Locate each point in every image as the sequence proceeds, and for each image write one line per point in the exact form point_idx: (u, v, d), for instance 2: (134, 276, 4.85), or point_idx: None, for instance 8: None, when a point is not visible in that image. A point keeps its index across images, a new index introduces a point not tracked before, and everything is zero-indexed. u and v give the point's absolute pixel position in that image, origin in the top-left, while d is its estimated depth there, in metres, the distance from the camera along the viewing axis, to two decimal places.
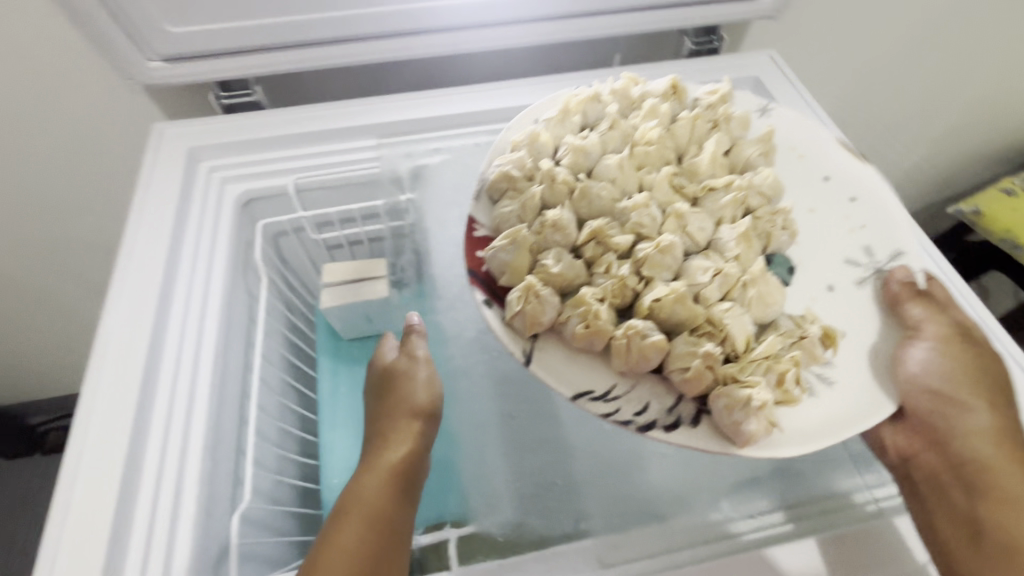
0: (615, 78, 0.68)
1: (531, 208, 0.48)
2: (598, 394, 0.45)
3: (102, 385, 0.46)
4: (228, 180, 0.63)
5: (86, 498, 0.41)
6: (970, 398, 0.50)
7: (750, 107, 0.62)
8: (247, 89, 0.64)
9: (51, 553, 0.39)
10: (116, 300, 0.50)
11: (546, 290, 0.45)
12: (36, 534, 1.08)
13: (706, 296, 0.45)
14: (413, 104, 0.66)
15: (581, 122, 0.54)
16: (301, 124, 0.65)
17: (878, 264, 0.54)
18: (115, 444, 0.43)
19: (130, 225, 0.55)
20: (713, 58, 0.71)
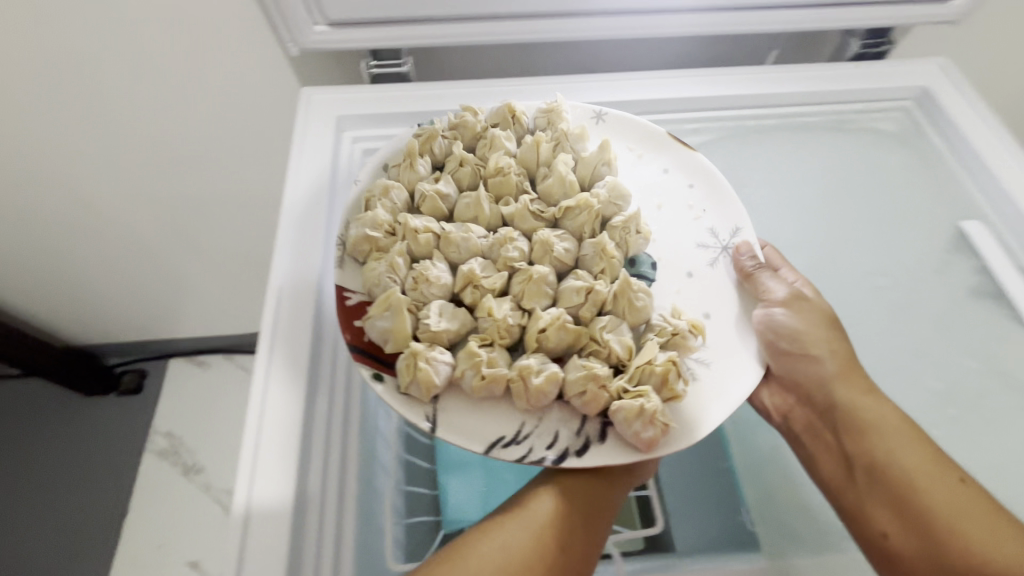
0: (776, 76, 0.63)
1: (401, 265, 0.45)
2: (509, 438, 0.41)
3: (281, 327, 0.49)
4: (370, 153, 0.63)
5: (271, 436, 0.44)
6: (814, 339, 0.49)
7: (585, 116, 0.57)
8: (396, 59, 0.62)
9: (246, 483, 0.43)
10: (285, 247, 0.52)
11: (436, 350, 0.42)
12: (118, 467, 1.13)
13: (585, 315, 0.45)
14: (563, 86, 0.63)
15: (430, 160, 0.52)
16: (448, 100, 0.62)
17: (724, 243, 0.51)
18: (293, 389, 0.46)
19: (291, 182, 0.55)
20: (879, 63, 0.66)
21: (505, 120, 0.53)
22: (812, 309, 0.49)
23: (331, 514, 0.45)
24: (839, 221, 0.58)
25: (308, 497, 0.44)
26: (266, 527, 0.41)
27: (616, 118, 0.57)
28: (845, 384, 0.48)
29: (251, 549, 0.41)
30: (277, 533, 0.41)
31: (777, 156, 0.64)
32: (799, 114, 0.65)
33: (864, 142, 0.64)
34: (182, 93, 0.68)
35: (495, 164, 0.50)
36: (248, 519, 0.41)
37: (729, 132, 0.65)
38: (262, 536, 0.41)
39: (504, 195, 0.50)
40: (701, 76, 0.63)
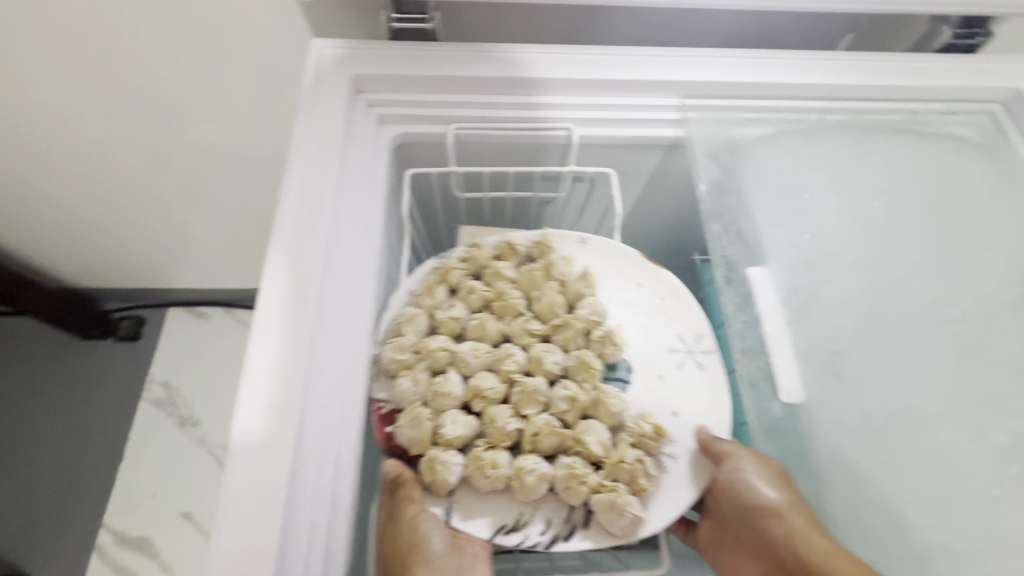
0: (847, 64, 0.56)
1: (422, 379, 0.46)
2: (509, 524, 0.43)
3: (287, 267, 0.43)
4: (386, 118, 0.56)
5: (273, 361, 0.40)
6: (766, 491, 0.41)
7: (570, 242, 0.56)
8: (422, 13, 0.54)
9: (247, 410, 0.38)
10: (294, 190, 0.46)
11: (450, 451, 0.43)
12: (112, 414, 1.11)
13: (570, 421, 0.45)
14: (607, 58, 0.56)
15: (446, 287, 0.52)
16: (475, 63, 0.55)
17: (693, 350, 0.50)
18: (304, 317, 0.42)
19: (301, 125, 0.49)
20: (968, 57, 0.57)
21: (505, 252, 0.54)
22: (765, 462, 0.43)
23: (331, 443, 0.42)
24: (908, 238, 0.52)
25: (307, 438, 0.40)
26: (259, 466, 0.37)
27: (598, 243, 0.56)
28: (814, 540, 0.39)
29: (244, 488, 0.37)
30: (273, 475, 0.37)
31: (844, 156, 0.56)
32: (868, 109, 0.58)
33: (936, 148, 0.57)
34: (166, 28, 0.59)
35: (497, 289, 0.51)
36: (242, 458, 0.37)
37: (791, 124, 0.57)
38: (259, 477, 0.37)
39: (503, 316, 0.50)
40: (765, 57, 0.56)
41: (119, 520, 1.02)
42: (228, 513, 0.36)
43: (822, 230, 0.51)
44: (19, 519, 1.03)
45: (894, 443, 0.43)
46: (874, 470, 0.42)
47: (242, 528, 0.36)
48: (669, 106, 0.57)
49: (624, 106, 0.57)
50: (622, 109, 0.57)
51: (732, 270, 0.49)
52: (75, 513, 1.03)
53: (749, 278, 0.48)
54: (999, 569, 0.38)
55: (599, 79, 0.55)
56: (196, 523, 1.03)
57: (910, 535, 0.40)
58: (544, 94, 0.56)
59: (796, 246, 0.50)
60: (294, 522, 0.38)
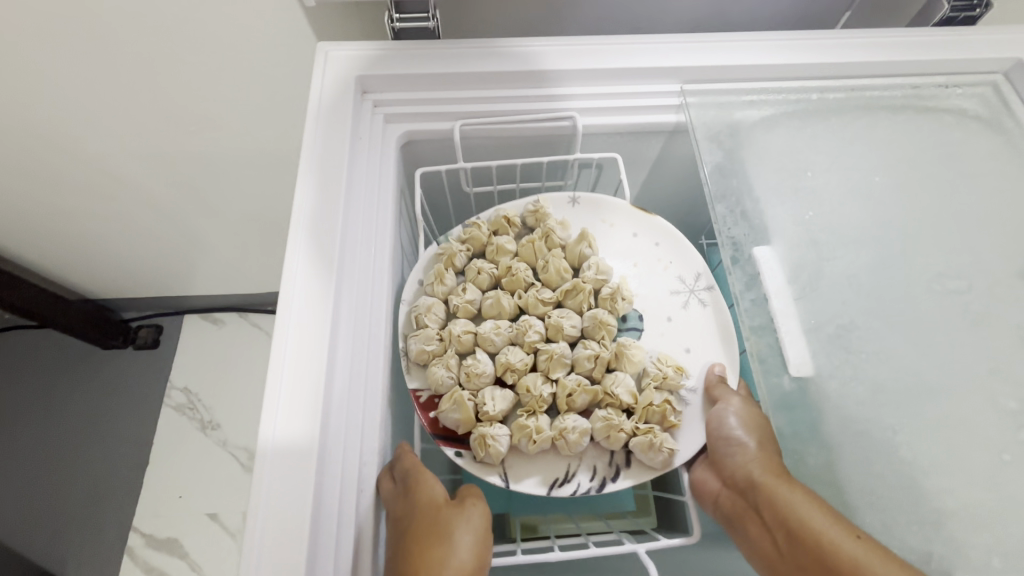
0: (842, 41, 0.57)
1: (454, 363, 0.48)
2: (560, 477, 0.45)
3: (305, 274, 0.44)
4: (390, 117, 0.58)
5: (298, 359, 0.41)
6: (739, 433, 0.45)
7: (561, 203, 0.59)
8: (423, 12, 0.56)
9: (275, 410, 0.40)
10: (305, 201, 0.47)
11: (497, 425, 0.45)
12: (136, 420, 1.14)
13: (597, 376, 0.48)
14: (604, 47, 0.57)
15: (453, 270, 0.53)
16: (475, 59, 0.56)
17: (694, 289, 0.54)
18: (323, 314, 0.43)
19: (309, 132, 0.50)
20: (968, 30, 0.58)
21: (502, 227, 0.56)
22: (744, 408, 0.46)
23: (354, 436, 0.43)
24: (911, 211, 0.52)
25: (330, 440, 0.41)
26: (291, 464, 0.38)
27: (590, 201, 0.59)
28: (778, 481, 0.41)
29: (272, 492, 0.38)
30: (303, 467, 0.38)
31: (844, 134, 0.57)
32: (865, 86, 0.58)
33: (936, 122, 0.57)
34: (169, 41, 0.61)
35: (504, 264, 0.53)
36: (274, 456, 0.39)
37: (789, 106, 0.58)
38: (286, 479, 0.38)
39: (515, 289, 0.52)
40: (762, 40, 0.57)
41: (147, 523, 1.05)
42: (258, 516, 0.37)
43: (826, 207, 0.52)
44: (52, 525, 1.06)
45: (903, 413, 0.43)
46: (883, 440, 0.42)
47: (272, 530, 0.37)
48: (668, 93, 0.58)
49: (624, 94, 0.58)
50: (622, 98, 0.58)
51: (739, 250, 0.50)
52: (105, 519, 1.06)
53: (756, 259, 0.49)
54: (1014, 533, 0.39)
55: (597, 68, 0.56)
56: (223, 523, 1.05)
57: (923, 501, 0.40)
58: (543, 86, 0.57)
59: (799, 224, 0.51)
60: (321, 522, 0.39)
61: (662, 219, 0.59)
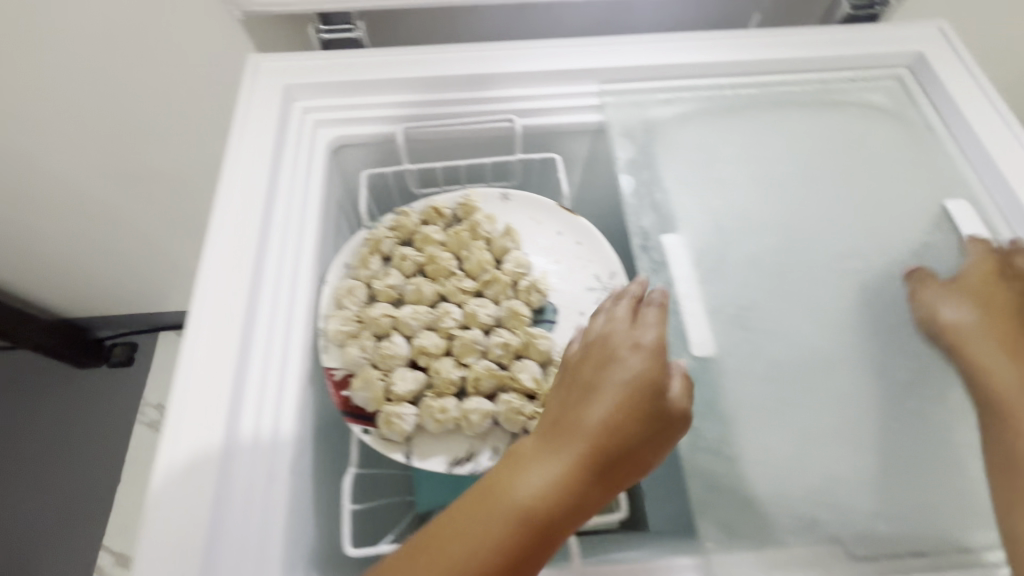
0: (745, 41, 0.61)
1: (369, 344, 0.50)
2: (461, 457, 0.48)
3: (219, 277, 0.46)
4: (321, 124, 0.60)
5: (207, 346, 0.43)
6: (937, 309, 0.46)
7: (490, 198, 0.62)
8: (348, 23, 0.59)
9: (181, 395, 0.40)
10: (223, 211, 0.49)
11: (404, 404, 0.48)
12: (106, 437, 1.14)
13: (506, 362, 0.50)
14: (521, 53, 0.60)
15: (379, 256, 0.55)
16: (403, 67, 0.59)
17: (609, 287, 0.57)
18: (234, 305, 0.45)
19: (235, 139, 0.53)
20: (869, 28, 0.62)
21: (431, 217, 0.58)
22: (994, 289, 0.46)
23: (268, 419, 0.44)
24: (819, 197, 0.54)
25: (240, 424, 0.42)
26: (195, 446, 0.39)
27: (519, 198, 0.62)
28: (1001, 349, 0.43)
29: (172, 495, 0.37)
30: (208, 449, 0.39)
31: (755, 126, 0.59)
32: (774, 82, 0.61)
33: (846, 113, 0.60)
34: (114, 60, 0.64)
35: (428, 253, 0.55)
36: (177, 440, 0.39)
37: (707, 104, 0.60)
38: (188, 479, 0.38)
39: (438, 277, 0.54)
40: (670, 43, 0.60)
41: (116, 540, 1.05)
42: (158, 504, 0.37)
43: (734, 196, 0.54)
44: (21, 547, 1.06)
45: (797, 389, 0.45)
46: (778, 421, 0.44)
47: (173, 513, 0.37)
48: (589, 94, 0.61)
49: (549, 96, 0.61)
50: (547, 99, 0.61)
51: (648, 239, 0.52)
52: (74, 538, 1.06)
53: (664, 245, 0.51)
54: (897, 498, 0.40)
55: (516, 71, 0.59)
56: None
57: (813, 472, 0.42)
58: (471, 89, 0.60)
59: (707, 216, 0.53)
60: (225, 523, 0.38)
61: (586, 220, 0.61)
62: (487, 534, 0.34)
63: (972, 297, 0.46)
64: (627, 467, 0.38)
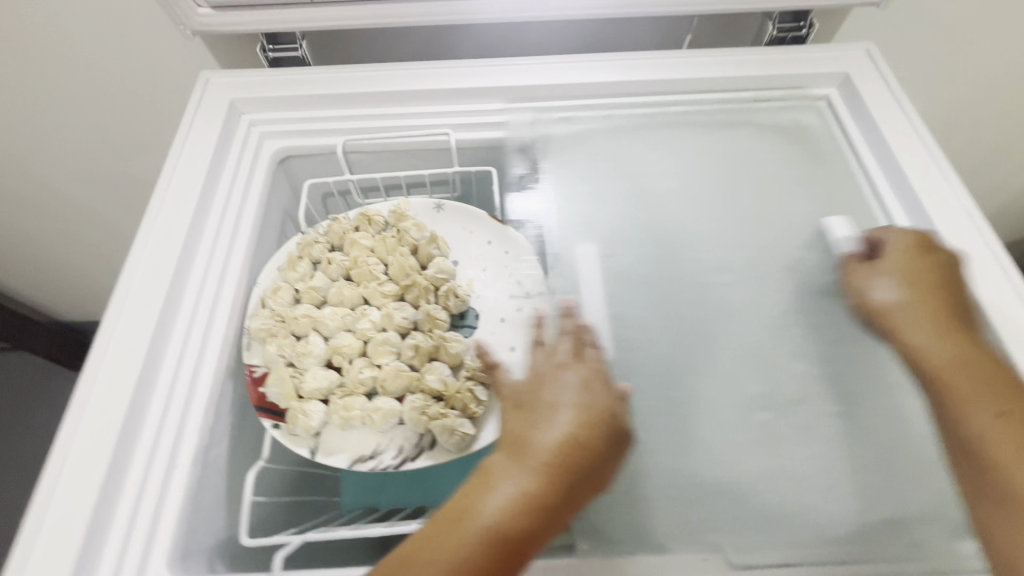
0: (672, 61, 0.63)
1: (287, 342, 0.52)
2: (366, 454, 0.49)
3: (140, 280, 0.49)
4: (267, 136, 0.63)
5: (121, 339, 0.46)
6: (868, 291, 0.48)
7: (425, 208, 0.64)
8: (293, 43, 0.63)
9: (90, 383, 0.44)
10: (154, 219, 0.52)
11: (311, 402, 0.50)
12: None
13: (417, 364, 0.51)
14: (457, 71, 0.63)
15: (309, 260, 0.58)
16: (345, 84, 0.63)
17: (531, 294, 0.58)
18: (151, 302, 0.48)
19: (176, 148, 0.57)
20: (797, 48, 0.63)
21: (363, 223, 0.60)
22: (921, 262, 0.47)
23: (176, 410, 0.46)
24: (733, 211, 0.55)
25: (143, 413, 0.45)
26: (95, 431, 0.42)
27: (453, 208, 0.64)
28: (934, 323, 0.44)
29: (61, 481, 0.40)
30: (106, 434, 0.42)
31: (680, 142, 0.61)
32: (703, 102, 0.63)
33: (769, 132, 0.61)
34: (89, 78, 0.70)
35: (355, 257, 0.57)
36: (78, 425, 0.42)
37: (634, 122, 0.62)
38: (80, 463, 0.41)
39: (362, 280, 0.56)
40: (602, 62, 0.63)
41: None
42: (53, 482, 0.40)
43: (649, 208, 0.56)
44: None
45: (686, 397, 0.45)
46: (664, 429, 0.44)
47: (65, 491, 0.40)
48: (523, 109, 0.63)
49: (487, 111, 0.63)
50: (481, 116, 0.63)
51: (559, 249, 0.53)
52: None
53: (577, 257, 0.52)
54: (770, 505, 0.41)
55: (451, 87, 0.62)
56: None
57: (692, 478, 0.42)
58: (408, 105, 0.63)
59: (618, 228, 0.54)
60: (111, 510, 0.41)
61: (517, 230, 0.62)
62: (451, 554, 0.35)
63: (898, 276, 0.47)
64: (587, 478, 0.39)
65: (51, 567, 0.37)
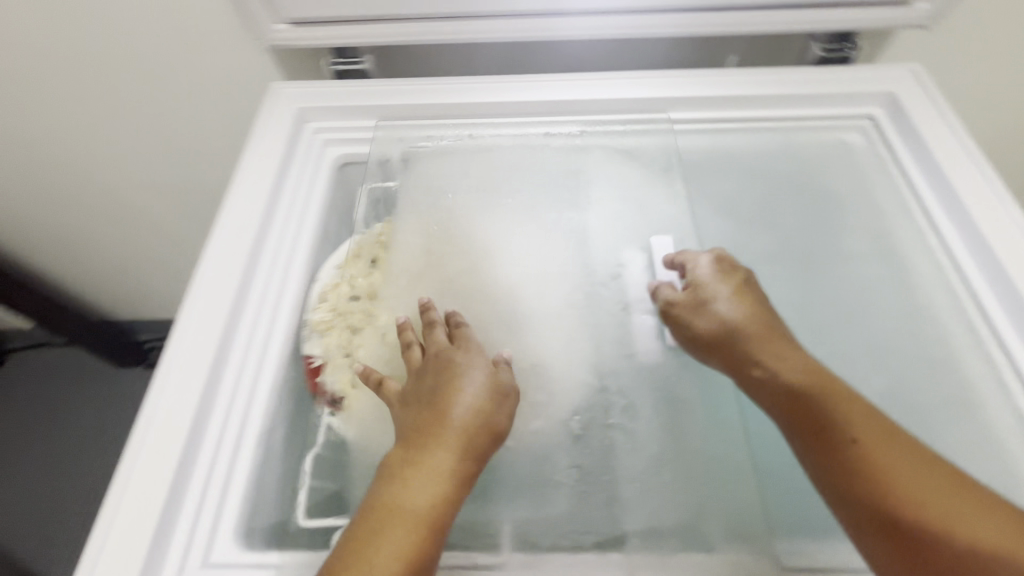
0: (720, 78, 0.65)
1: (345, 336, 0.55)
2: None
3: (212, 275, 0.52)
4: (329, 142, 0.67)
5: (197, 324, 0.49)
6: (697, 319, 0.50)
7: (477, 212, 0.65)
8: (358, 57, 0.68)
9: (168, 364, 0.47)
10: (227, 218, 0.56)
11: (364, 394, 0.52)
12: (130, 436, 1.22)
13: None
14: (508, 87, 0.66)
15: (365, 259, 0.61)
16: (404, 96, 0.66)
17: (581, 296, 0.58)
18: (225, 291, 0.51)
19: (249, 149, 0.61)
20: (843, 68, 0.65)
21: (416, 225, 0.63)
22: (738, 280, 0.51)
23: (242, 393, 0.49)
24: None
25: (214, 394, 0.48)
26: (172, 408, 0.45)
27: None
28: (762, 342, 0.47)
29: (140, 459, 0.43)
30: (182, 411, 0.45)
31: (717, 156, 0.65)
32: (751, 121, 0.65)
33: (808, 150, 0.65)
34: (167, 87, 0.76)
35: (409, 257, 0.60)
36: (157, 402, 0.45)
37: (683, 137, 0.66)
38: (159, 437, 0.44)
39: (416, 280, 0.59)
40: (650, 79, 0.65)
41: None
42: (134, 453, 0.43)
43: None
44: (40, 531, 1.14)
45: None
46: None
47: (144, 463, 0.43)
48: (574, 122, 0.66)
49: (536, 124, 0.67)
50: (532, 126, 0.67)
51: (615, 266, 0.58)
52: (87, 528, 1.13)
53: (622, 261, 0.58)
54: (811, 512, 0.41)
55: (503, 101, 0.65)
56: None
57: None
58: (462, 117, 0.67)
59: (667, 247, 0.58)
60: (183, 486, 0.44)
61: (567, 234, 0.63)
62: (386, 547, 0.39)
63: (731, 297, 0.50)
64: (486, 444, 0.45)
65: (133, 538, 0.40)
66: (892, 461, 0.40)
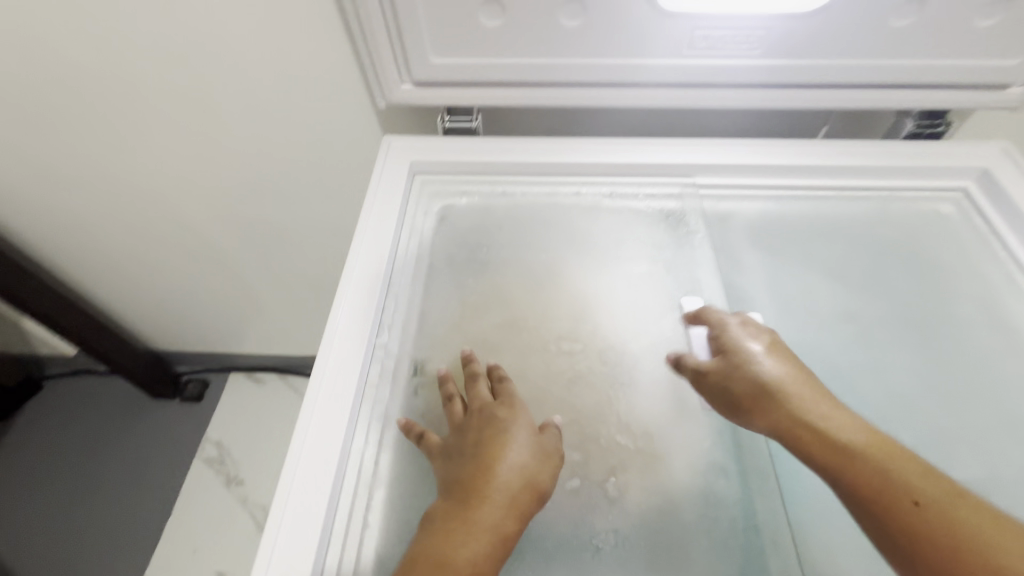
0: (816, 148, 0.67)
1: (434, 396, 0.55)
2: None
3: (345, 323, 0.53)
4: (434, 193, 0.70)
5: (334, 371, 0.50)
6: (733, 376, 0.51)
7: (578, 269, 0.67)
8: (468, 116, 0.71)
9: (310, 411, 0.48)
10: (354, 266, 0.58)
11: None
12: (168, 470, 1.19)
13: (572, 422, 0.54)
14: (611, 148, 0.68)
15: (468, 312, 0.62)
16: (509, 153, 0.69)
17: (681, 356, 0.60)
18: (359, 340, 0.53)
19: (369, 197, 0.64)
20: (936, 143, 0.67)
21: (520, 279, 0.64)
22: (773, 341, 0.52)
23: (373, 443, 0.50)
24: None
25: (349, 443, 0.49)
26: (316, 456, 0.46)
27: None
28: (804, 400, 0.48)
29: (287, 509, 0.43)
30: (326, 460, 0.46)
31: (817, 224, 0.67)
32: (846, 186, 0.68)
33: (905, 221, 0.66)
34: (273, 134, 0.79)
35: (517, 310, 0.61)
36: (302, 449, 0.46)
37: (780, 202, 0.68)
38: (305, 486, 0.44)
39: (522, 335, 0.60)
40: (750, 146, 0.67)
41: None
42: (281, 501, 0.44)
43: None
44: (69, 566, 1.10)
45: None
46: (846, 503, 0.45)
47: (292, 512, 0.43)
48: (675, 182, 0.69)
49: (637, 184, 0.69)
50: (632, 185, 0.69)
51: None
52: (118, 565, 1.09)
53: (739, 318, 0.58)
54: None
55: (606, 163, 0.67)
56: None
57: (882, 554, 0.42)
58: (564, 174, 0.70)
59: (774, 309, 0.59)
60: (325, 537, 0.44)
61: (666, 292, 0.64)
62: None
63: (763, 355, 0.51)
64: (530, 502, 0.46)
65: None
66: (954, 517, 0.40)
